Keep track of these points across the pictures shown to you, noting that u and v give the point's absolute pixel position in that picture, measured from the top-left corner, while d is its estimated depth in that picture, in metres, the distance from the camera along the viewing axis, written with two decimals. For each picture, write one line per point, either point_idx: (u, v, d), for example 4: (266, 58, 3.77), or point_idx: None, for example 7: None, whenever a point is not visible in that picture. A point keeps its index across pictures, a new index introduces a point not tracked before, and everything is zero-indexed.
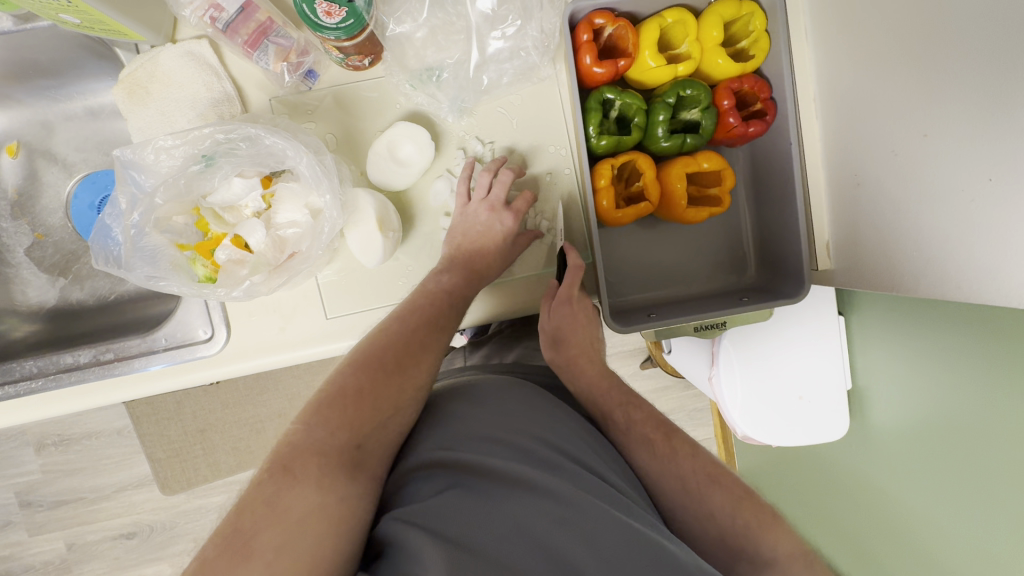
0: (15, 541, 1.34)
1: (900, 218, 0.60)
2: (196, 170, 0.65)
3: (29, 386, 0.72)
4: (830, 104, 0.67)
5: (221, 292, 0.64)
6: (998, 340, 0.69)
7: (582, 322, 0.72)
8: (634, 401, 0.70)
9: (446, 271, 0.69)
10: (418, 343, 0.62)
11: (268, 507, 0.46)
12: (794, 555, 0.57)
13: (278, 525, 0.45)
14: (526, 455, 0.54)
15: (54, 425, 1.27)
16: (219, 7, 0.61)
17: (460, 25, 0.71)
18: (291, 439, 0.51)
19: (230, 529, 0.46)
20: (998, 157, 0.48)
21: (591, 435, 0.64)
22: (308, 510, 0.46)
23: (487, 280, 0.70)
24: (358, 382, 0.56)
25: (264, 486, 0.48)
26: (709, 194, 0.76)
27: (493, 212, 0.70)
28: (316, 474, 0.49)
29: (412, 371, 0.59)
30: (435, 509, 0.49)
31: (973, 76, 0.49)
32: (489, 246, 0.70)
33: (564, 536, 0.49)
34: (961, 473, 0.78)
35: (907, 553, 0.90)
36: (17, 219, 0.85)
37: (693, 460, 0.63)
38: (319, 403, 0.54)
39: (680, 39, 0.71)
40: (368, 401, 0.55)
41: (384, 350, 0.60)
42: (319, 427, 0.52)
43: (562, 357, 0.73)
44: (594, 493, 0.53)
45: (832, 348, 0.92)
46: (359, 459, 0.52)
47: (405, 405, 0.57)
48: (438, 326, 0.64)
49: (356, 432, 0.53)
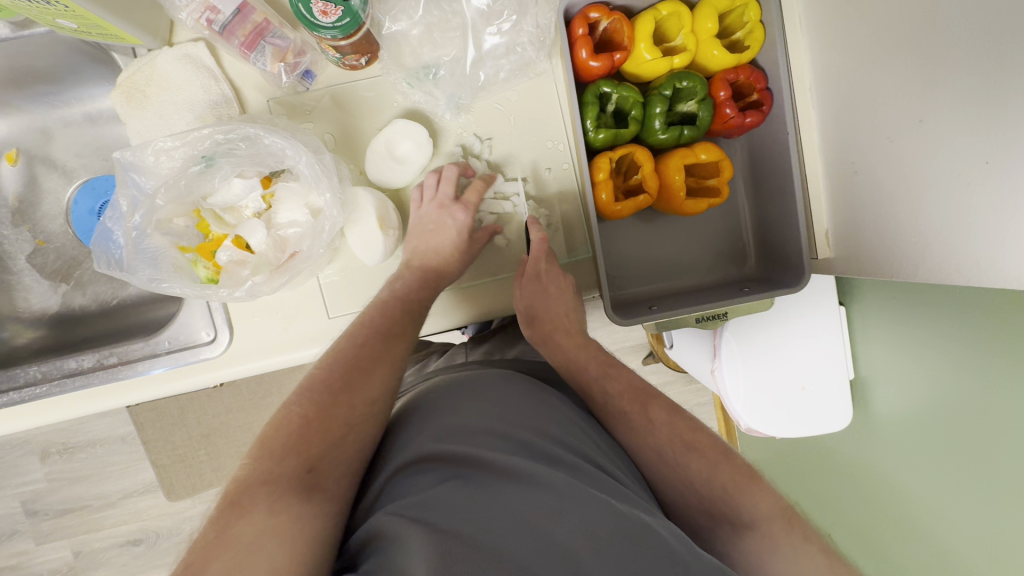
0: (22, 550, 1.34)
1: (899, 204, 0.60)
2: (196, 171, 0.65)
3: (33, 392, 0.72)
4: (826, 92, 0.67)
5: (224, 292, 0.64)
6: (1000, 323, 0.69)
7: (557, 297, 0.72)
8: (612, 374, 0.71)
9: (398, 278, 0.71)
10: (368, 357, 0.63)
11: (218, 538, 0.46)
12: (774, 513, 0.56)
13: (229, 550, 0.45)
14: (524, 449, 0.55)
15: (58, 433, 1.27)
16: (215, 9, 0.60)
17: (456, 22, 0.71)
18: (239, 475, 0.52)
19: (183, 566, 0.45)
20: (995, 139, 0.48)
21: (590, 427, 0.64)
22: (259, 534, 0.47)
23: (445, 283, 0.71)
24: (304, 409, 0.57)
25: (215, 523, 0.48)
26: (707, 185, 0.76)
27: (442, 208, 0.71)
28: (266, 502, 0.49)
29: (362, 387, 0.60)
30: (431, 500, 0.49)
31: (968, 60, 0.49)
32: (439, 246, 0.71)
33: (559, 524, 0.48)
34: (963, 458, 0.79)
35: (914, 541, 0.90)
36: (17, 226, 0.85)
37: (669, 428, 0.63)
38: (267, 440, 0.55)
39: (675, 31, 0.71)
40: (315, 425, 0.56)
41: (333, 370, 0.61)
42: (265, 461, 0.53)
43: (540, 333, 0.74)
44: (592, 484, 0.52)
45: (833, 338, 0.92)
46: (314, 481, 0.52)
47: (358, 422, 0.58)
48: (391, 336, 0.65)
49: (307, 456, 0.53)
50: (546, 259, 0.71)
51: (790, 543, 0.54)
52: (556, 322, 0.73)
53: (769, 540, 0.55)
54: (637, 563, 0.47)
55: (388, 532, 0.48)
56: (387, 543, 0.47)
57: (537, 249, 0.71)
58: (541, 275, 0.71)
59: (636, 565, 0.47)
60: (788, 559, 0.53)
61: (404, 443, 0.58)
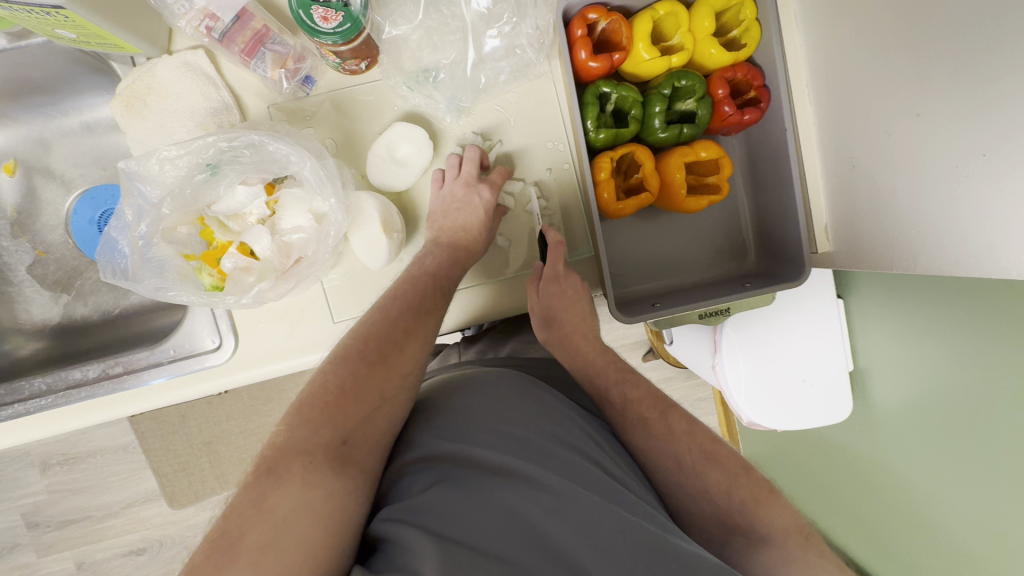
0: (24, 563, 1.33)
1: (898, 197, 0.61)
2: (201, 179, 0.66)
3: (39, 403, 0.72)
4: (823, 88, 0.68)
5: (230, 300, 0.64)
6: (996, 313, 0.70)
7: (574, 299, 0.73)
8: (631, 380, 0.72)
9: (429, 254, 0.70)
10: (402, 331, 0.63)
11: (254, 510, 0.47)
12: (789, 529, 0.57)
13: (266, 525, 0.46)
14: (518, 447, 0.55)
15: (59, 444, 1.26)
16: (215, 17, 0.61)
17: (455, 25, 0.72)
18: (276, 441, 0.53)
19: (217, 533, 0.46)
20: (992, 131, 0.49)
21: (593, 425, 0.65)
22: (294, 509, 0.48)
23: (473, 258, 0.71)
24: (341, 377, 0.58)
25: (249, 490, 0.49)
26: (707, 182, 0.77)
27: (469, 186, 0.71)
28: (302, 473, 0.50)
29: (396, 360, 0.61)
30: (425, 503, 0.50)
31: (963, 55, 0.50)
32: (468, 223, 0.71)
33: (556, 524, 0.49)
34: (960, 447, 0.80)
35: (919, 530, 0.91)
36: (17, 237, 0.84)
37: (690, 437, 0.64)
38: (302, 404, 0.56)
39: (673, 30, 0.72)
40: (352, 395, 0.57)
41: (366, 341, 0.61)
42: (302, 426, 0.54)
43: (555, 336, 0.74)
44: (584, 483, 0.53)
45: (832, 329, 0.93)
46: (347, 453, 0.53)
47: (391, 395, 0.59)
48: (423, 311, 0.65)
49: (342, 427, 0.54)
50: (563, 262, 0.72)
51: (804, 558, 0.54)
52: (572, 327, 0.74)
53: (782, 550, 0.56)
54: (632, 561, 0.47)
55: (393, 530, 0.49)
56: (398, 544, 0.48)
57: (555, 253, 0.71)
58: (560, 278, 0.71)
59: (632, 565, 0.47)
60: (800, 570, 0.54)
61: (409, 440, 0.59)
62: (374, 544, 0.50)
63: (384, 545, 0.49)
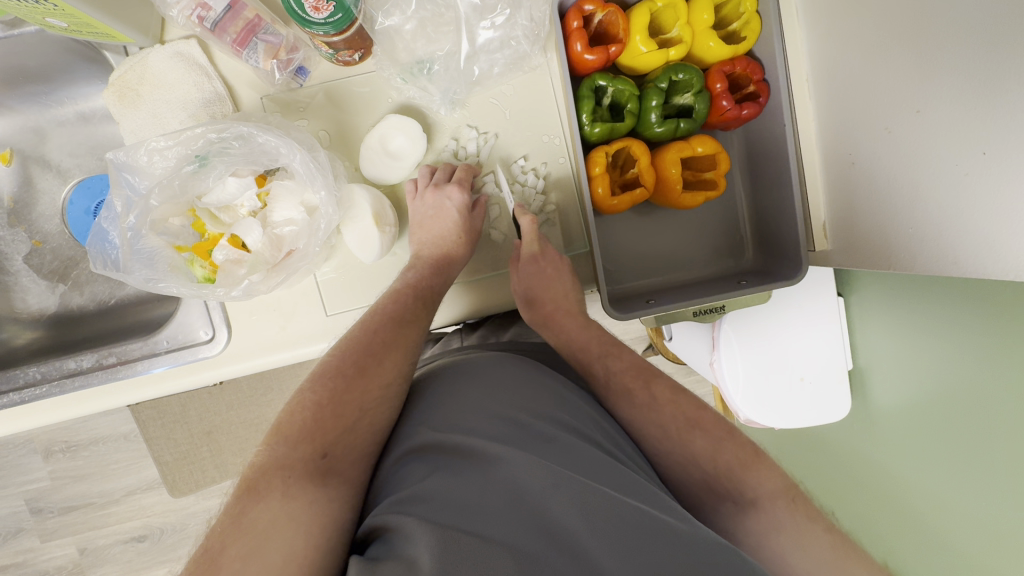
0: (28, 548, 1.35)
1: (898, 194, 0.60)
2: (189, 170, 0.65)
3: (32, 393, 0.73)
4: (823, 84, 0.67)
5: (221, 292, 0.64)
6: (1002, 312, 0.69)
7: (555, 277, 0.72)
8: (611, 352, 0.72)
9: (412, 269, 0.71)
10: (382, 343, 0.63)
11: (233, 525, 0.47)
12: (775, 491, 0.57)
13: (245, 538, 0.46)
14: (517, 432, 0.55)
15: (60, 432, 1.27)
16: (207, 6, 0.59)
17: (449, 16, 0.71)
18: (255, 461, 0.53)
19: (200, 551, 0.47)
20: (993, 129, 0.48)
21: (591, 403, 0.65)
22: (274, 520, 0.48)
23: (456, 268, 0.72)
24: (317, 395, 0.58)
25: (232, 506, 0.49)
26: (704, 177, 0.76)
27: (437, 191, 0.71)
28: (282, 487, 0.50)
29: (374, 373, 0.61)
30: (424, 491, 0.50)
31: (971, 54, 0.48)
32: (443, 232, 0.70)
33: (556, 505, 0.48)
34: (958, 443, 0.79)
35: (913, 536, 0.89)
36: (13, 226, 0.85)
37: (671, 407, 0.65)
38: (281, 424, 0.56)
39: (671, 23, 0.71)
40: (328, 411, 0.57)
41: (344, 358, 0.61)
42: (281, 445, 0.54)
43: (540, 316, 0.74)
44: (583, 465, 0.52)
45: (831, 326, 0.92)
46: (327, 466, 0.53)
47: (371, 406, 0.59)
48: (404, 323, 0.65)
49: (321, 442, 0.55)
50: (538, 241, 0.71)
51: (791, 522, 0.55)
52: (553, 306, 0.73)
53: (774, 538, 0.54)
54: (632, 541, 0.46)
55: (389, 519, 0.48)
56: (394, 532, 0.47)
57: (528, 231, 0.71)
58: (537, 258, 0.71)
59: (634, 546, 0.46)
60: (779, 531, 0.54)
61: (405, 429, 0.59)
62: (371, 534, 0.49)
63: (378, 538, 0.48)
